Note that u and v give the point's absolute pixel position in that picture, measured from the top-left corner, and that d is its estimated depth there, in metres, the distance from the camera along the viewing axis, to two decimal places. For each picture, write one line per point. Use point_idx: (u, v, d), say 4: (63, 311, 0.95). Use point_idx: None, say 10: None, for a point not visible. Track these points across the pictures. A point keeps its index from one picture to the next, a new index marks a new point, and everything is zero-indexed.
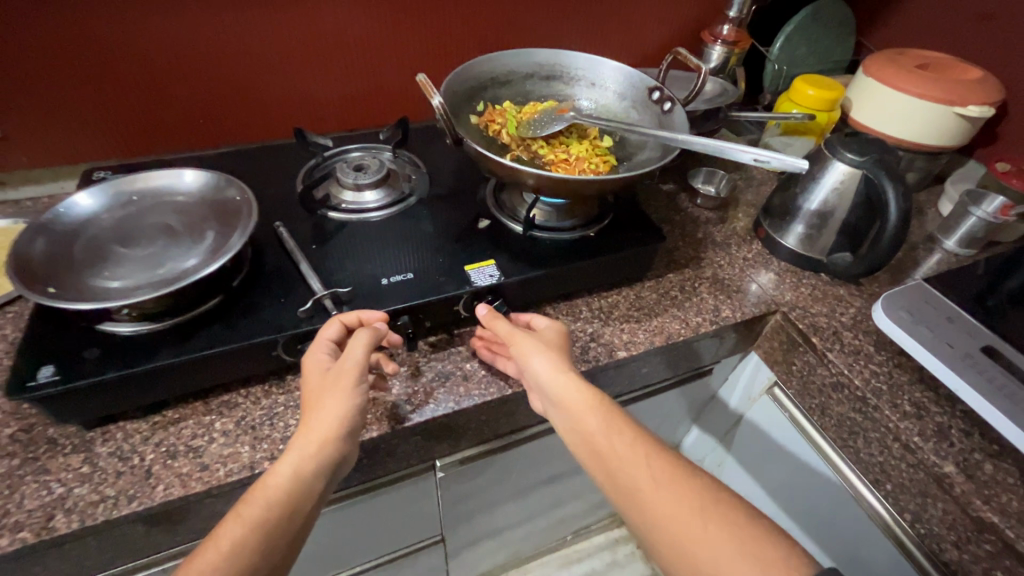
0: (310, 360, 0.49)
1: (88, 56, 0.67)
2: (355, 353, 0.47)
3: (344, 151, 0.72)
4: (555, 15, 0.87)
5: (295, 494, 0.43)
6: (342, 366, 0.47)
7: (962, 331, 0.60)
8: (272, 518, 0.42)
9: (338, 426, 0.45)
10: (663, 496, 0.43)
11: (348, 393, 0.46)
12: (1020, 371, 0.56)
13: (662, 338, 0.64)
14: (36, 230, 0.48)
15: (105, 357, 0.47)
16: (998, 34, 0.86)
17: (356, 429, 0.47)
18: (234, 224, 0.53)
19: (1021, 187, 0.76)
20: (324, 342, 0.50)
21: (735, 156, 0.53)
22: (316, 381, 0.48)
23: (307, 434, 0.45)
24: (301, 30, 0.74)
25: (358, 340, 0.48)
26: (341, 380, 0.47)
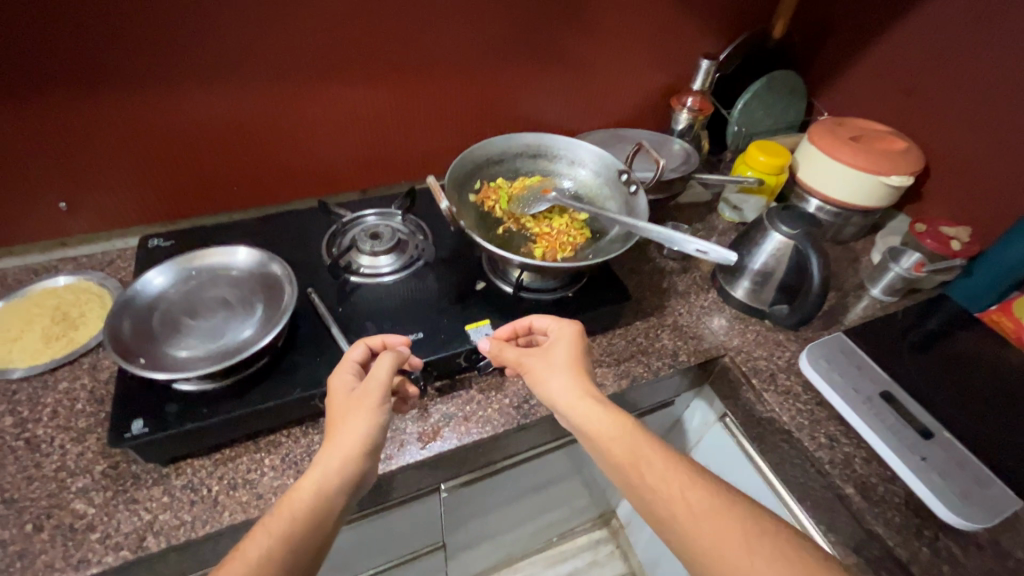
0: (339, 379, 0.60)
1: (141, 141, 0.78)
2: (380, 373, 0.58)
3: (361, 218, 0.85)
4: (541, 88, 1.00)
5: (316, 509, 0.49)
6: (368, 385, 0.57)
7: (866, 377, 0.77)
8: (303, 525, 0.48)
9: (364, 441, 0.54)
10: (678, 510, 0.48)
11: (374, 410, 0.56)
12: (907, 412, 0.73)
13: (627, 381, 0.78)
14: (120, 312, 0.60)
15: (181, 412, 0.59)
16: (920, 108, 1.00)
17: (378, 445, 0.55)
18: (278, 297, 0.67)
19: (933, 246, 0.92)
20: (350, 362, 0.62)
21: (683, 246, 0.67)
22: (343, 397, 0.58)
23: (337, 446, 0.53)
24: (322, 111, 0.86)
25: (383, 362, 0.59)
26: (368, 398, 0.56)
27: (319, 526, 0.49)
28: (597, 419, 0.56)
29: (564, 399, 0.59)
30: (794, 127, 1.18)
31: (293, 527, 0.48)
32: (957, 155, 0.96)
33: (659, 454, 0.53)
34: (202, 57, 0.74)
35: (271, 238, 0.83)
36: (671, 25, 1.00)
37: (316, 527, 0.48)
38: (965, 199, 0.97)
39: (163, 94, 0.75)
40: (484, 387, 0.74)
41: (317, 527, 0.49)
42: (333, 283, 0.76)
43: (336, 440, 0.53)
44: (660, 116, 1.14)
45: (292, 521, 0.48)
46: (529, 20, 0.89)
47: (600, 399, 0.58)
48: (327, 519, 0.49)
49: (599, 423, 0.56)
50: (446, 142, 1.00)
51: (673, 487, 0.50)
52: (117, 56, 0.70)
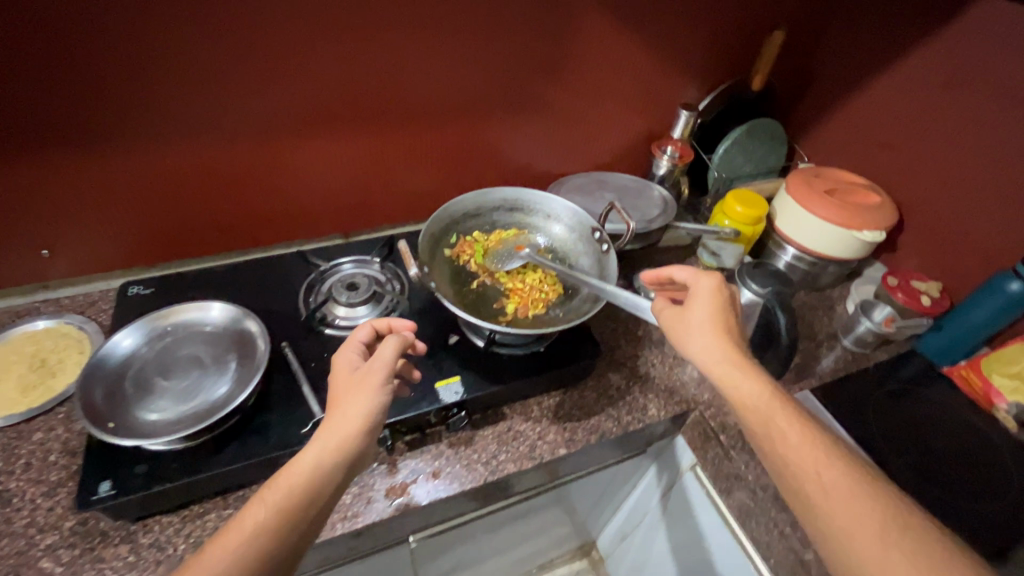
0: (344, 356, 0.62)
1: (124, 190, 0.80)
2: (386, 354, 0.60)
3: (337, 267, 0.87)
4: (522, 136, 1.02)
5: (310, 486, 0.52)
6: (372, 366, 0.59)
7: None
8: (300, 497, 0.52)
9: (365, 418, 0.56)
10: (837, 489, 0.49)
11: (377, 389, 0.58)
12: None
13: (596, 436, 0.79)
14: (91, 380, 0.61)
15: (149, 474, 0.60)
16: (895, 162, 1.01)
17: (378, 424, 0.58)
18: (251, 354, 0.68)
19: (903, 301, 0.92)
20: (357, 341, 0.64)
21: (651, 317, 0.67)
22: (347, 374, 0.60)
23: (340, 422, 0.55)
24: (305, 159, 0.88)
25: (389, 344, 0.61)
26: (371, 377, 0.59)
27: (313, 501, 0.52)
28: (747, 383, 0.55)
29: (703, 356, 0.58)
30: (774, 172, 1.20)
31: (291, 498, 0.51)
32: (928, 210, 0.98)
33: (795, 418, 0.53)
34: (186, 111, 0.76)
35: (251, 285, 0.84)
36: (650, 76, 1.02)
37: (308, 503, 0.52)
38: (935, 254, 0.99)
39: (146, 147, 0.77)
40: (454, 442, 0.75)
41: (310, 501, 0.52)
42: (308, 335, 0.77)
43: (339, 415, 0.56)
44: (641, 160, 1.16)
45: (289, 494, 0.52)
46: (509, 74, 0.91)
47: (737, 361, 0.57)
48: (321, 494, 0.53)
49: (744, 382, 0.56)
50: (428, 186, 1.02)
51: (820, 473, 0.50)
52: (101, 111, 0.71)
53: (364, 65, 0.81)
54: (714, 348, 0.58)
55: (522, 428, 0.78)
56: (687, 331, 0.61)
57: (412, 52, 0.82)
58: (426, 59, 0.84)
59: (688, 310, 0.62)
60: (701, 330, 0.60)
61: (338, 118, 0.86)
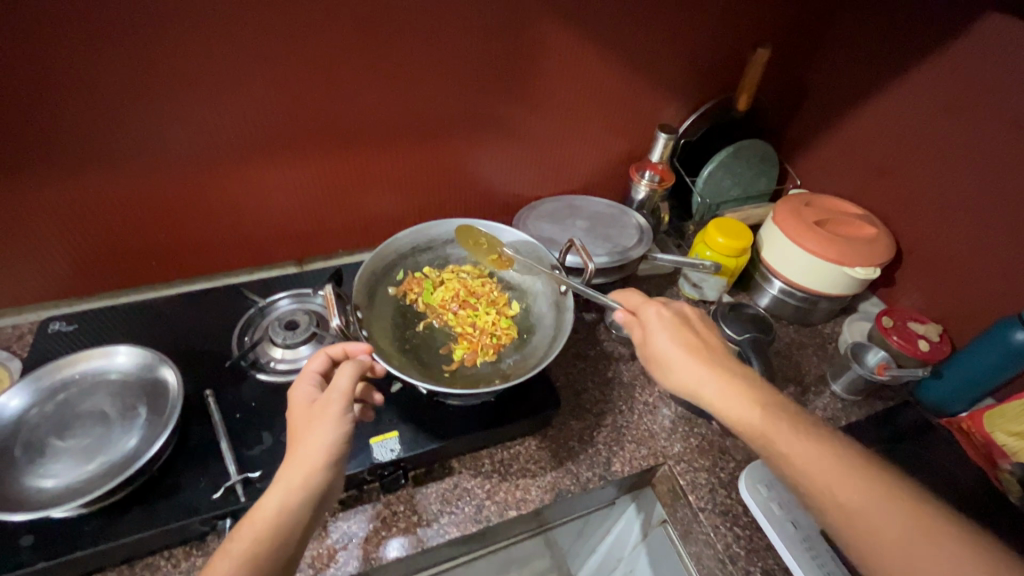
0: (299, 390, 0.58)
1: (47, 220, 0.74)
2: (342, 383, 0.56)
3: (275, 303, 0.81)
4: (489, 159, 0.95)
5: (279, 526, 0.50)
6: (328, 397, 0.55)
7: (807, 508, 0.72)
8: (269, 540, 0.50)
9: (327, 451, 0.53)
10: (834, 477, 0.51)
11: (335, 420, 0.54)
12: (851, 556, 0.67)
13: (551, 495, 0.72)
14: None
15: (37, 546, 0.55)
16: (893, 189, 0.93)
17: (343, 454, 0.54)
18: (162, 407, 0.62)
19: (898, 344, 0.84)
20: (311, 373, 0.60)
21: None
22: (304, 407, 0.57)
23: (300, 459, 0.53)
24: (248, 186, 0.82)
25: (344, 371, 0.57)
26: (329, 408, 0.55)
27: (285, 539, 0.50)
28: (726, 390, 0.59)
29: (691, 381, 0.62)
30: (765, 196, 1.12)
31: (261, 544, 0.50)
32: (926, 245, 0.90)
33: (791, 427, 0.55)
34: (111, 137, 0.70)
35: (186, 322, 0.79)
36: (628, 96, 0.95)
37: (279, 544, 0.50)
38: (934, 292, 0.91)
39: (69, 174, 0.71)
40: (392, 501, 0.69)
41: (284, 540, 0.50)
42: (238, 381, 0.71)
43: (299, 451, 0.53)
44: (620, 183, 1.09)
45: (256, 541, 0.50)
46: (470, 96, 0.85)
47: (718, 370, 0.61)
48: (293, 533, 0.51)
49: (732, 402, 0.59)
50: (387, 212, 0.96)
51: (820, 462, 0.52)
52: (13, 139, 0.66)
53: (308, 88, 0.75)
54: (696, 372, 0.62)
55: (469, 486, 0.72)
56: (666, 362, 0.64)
57: (360, 75, 0.76)
58: (377, 81, 0.78)
59: (657, 331, 0.66)
60: (681, 353, 0.63)
61: (283, 144, 0.80)
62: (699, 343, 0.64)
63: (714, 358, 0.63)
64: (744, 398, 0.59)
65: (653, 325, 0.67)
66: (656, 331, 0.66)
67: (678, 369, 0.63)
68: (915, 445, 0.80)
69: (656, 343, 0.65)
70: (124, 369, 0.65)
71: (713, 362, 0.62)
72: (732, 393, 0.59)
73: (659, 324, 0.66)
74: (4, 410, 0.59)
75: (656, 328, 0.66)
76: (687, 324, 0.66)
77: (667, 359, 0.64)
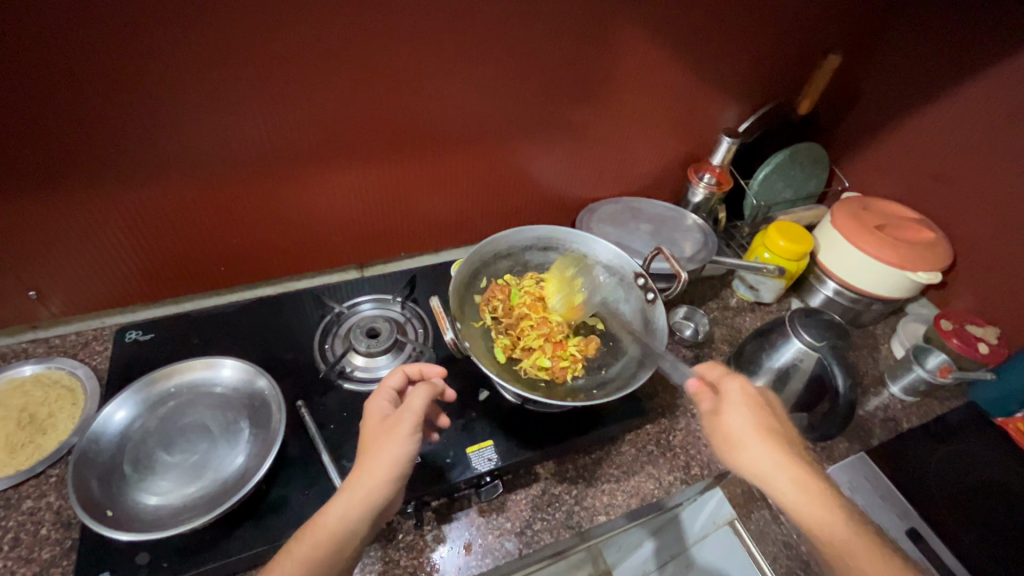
0: (375, 404, 0.58)
1: (121, 229, 0.73)
2: (415, 403, 0.55)
3: (356, 308, 0.83)
4: (552, 161, 0.94)
5: (339, 538, 0.49)
6: (400, 414, 0.55)
7: (891, 511, 0.75)
8: (328, 550, 0.49)
9: (391, 470, 0.52)
10: None
11: (404, 439, 0.53)
12: (936, 558, 0.71)
13: (637, 500, 0.73)
14: (88, 455, 0.57)
15: (152, 564, 0.55)
16: (949, 194, 0.94)
17: (406, 475, 0.53)
18: (265, 422, 0.64)
19: (959, 347, 0.86)
20: (388, 389, 0.60)
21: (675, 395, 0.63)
22: (376, 423, 0.56)
23: (365, 474, 0.51)
24: (318, 192, 0.81)
25: (418, 392, 0.56)
26: (399, 426, 0.54)
27: (341, 552, 0.49)
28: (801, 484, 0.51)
29: (764, 471, 0.53)
30: (813, 198, 1.14)
31: (319, 553, 0.48)
32: (983, 251, 0.92)
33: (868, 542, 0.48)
34: (189, 146, 0.68)
35: (265, 332, 0.79)
36: (690, 98, 0.94)
37: (335, 557, 0.49)
38: (988, 297, 0.93)
39: (143, 181, 0.69)
40: (486, 508, 0.69)
41: (340, 554, 0.49)
42: (326, 390, 0.71)
43: (364, 469, 0.52)
44: (673, 184, 1.09)
45: (315, 548, 0.49)
46: (542, 101, 0.83)
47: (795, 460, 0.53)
48: (348, 546, 0.49)
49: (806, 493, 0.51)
50: (449, 216, 0.94)
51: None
52: (93, 150, 0.63)
53: (385, 94, 0.72)
54: (772, 459, 0.53)
55: (556, 492, 0.72)
56: (740, 440, 0.55)
57: (438, 80, 0.74)
58: (453, 87, 0.75)
59: (734, 409, 0.57)
60: (756, 437, 0.55)
61: (354, 150, 0.77)
62: (775, 427, 0.56)
63: (789, 446, 0.55)
64: (818, 498, 0.51)
65: (731, 401, 0.58)
66: (736, 406, 0.57)
67: (750, 455, 0.54)
68: (969, 445, 0.84)
69: (733, 423, 0.56)
70: (224, 383, 0.67)
71: (789, 452, 0.54)
72: (809, 488, 0.51)
73: (738, 400, 0.58)
74: (110, 422, 0.61)
75: (735, 404, 0.57)
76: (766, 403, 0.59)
77: (740, 442, 0.55)
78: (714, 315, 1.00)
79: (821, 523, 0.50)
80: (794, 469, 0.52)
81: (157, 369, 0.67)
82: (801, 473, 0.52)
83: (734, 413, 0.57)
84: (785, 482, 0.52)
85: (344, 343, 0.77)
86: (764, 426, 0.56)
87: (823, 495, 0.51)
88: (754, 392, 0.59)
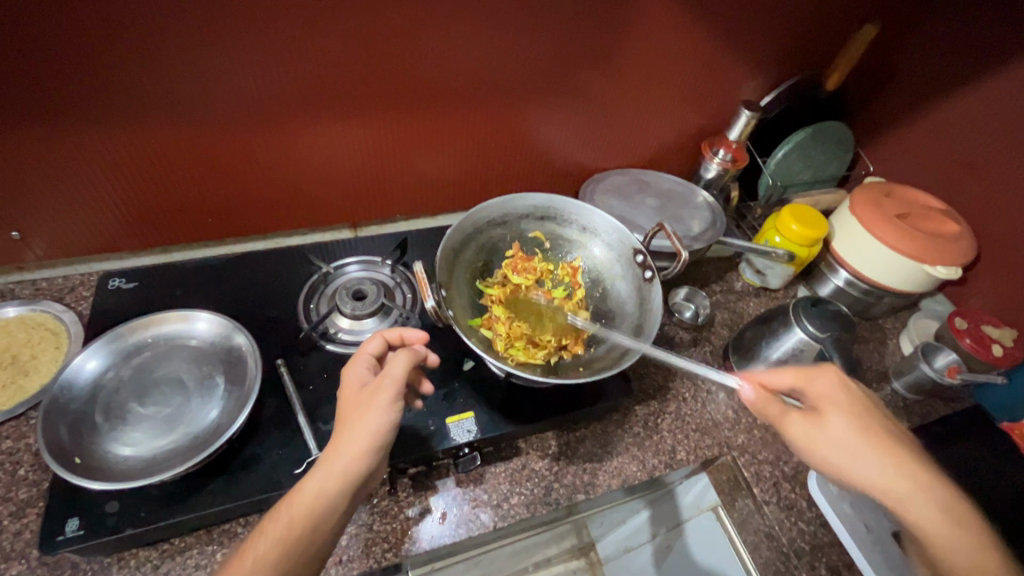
0: (353, 371, 0.56)
1: (103, 175, 0.70)
2: (395, 370, 0.54)
3: (343, 269, 0.81)
4: (558, 127, 0.89)
5: (317, 512, 0.48)
6: (380, 381, 0.53)
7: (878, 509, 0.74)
8: (305, 525, 0.48)
9: (372, 439, 0.50)
10: None
11: (385, 408, 0.52)
12: None
13: (618, 481, 0.71)
14: (53, 407, 0.57)
15: (122, 513, 0.55)
16: (979, 185, 0.88)
17: (387, 444, 0.52)
18: (239, 379, 0.64)
19: (972, 347, 0.82)
20: (366, 355, 0.58)
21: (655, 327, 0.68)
22: (355, 391, 0.55)
23: (344, 446, 0.50)
24: (309, 147, 0.77)
25: (398, 359, 0.55)
26: (380, 394, 0.52)
27: (319, 527, 0.48)
28: (892, 473, 0.50)
29: (889, 484, 0.50)
30: (833, 182, 1.08)
31: (296, 529, 0.48)
32: (1008, 248, 0.86)
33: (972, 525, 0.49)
34: (169, 92, 0.64)
35: (251, 286, 0.77)
36: (711, 67, 0.88)
37: (312, 534, 0.48)
38: (1007, 296, 0.89)
39: (122, 125, 0.66)
40: (463, 479, 0.68)
41: (318, 528, 0.48)
42: (308, 351, 0.70)
43: (344, 440, 0.51)
44: (685, 158, 1.04)
45: (291, 525, 0.48)
46: (550, 60, 0.77)
47: (904, 460, 0.51)
48: (327, 521, 0.49)
49: (900, 479, 0.50)
50: (447, 179, 0.91)
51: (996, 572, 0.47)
52: (72, 89, 0.60)
53: (381, 44, 0.68)
54: (900, 481, 0.50)
55: (537, 467, 0.71)
56: (817, 438, 0.53)
57: (437, 30, 0.68)
58: (454, 41, 0.70)
59: (822, 397, 0.55)
60: (862, 445, 0.51)
61: (347, 106, 0.73)
62: (876, 426, 0.53)
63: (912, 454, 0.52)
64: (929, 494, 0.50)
65: (832, 404, 0.54)
66: (841, 411, 0.53)
67: (867, 465, 0.51)
68: (968, 445, 0.81)
69: (837, 430, 0.53)
70: (200, 337, 0.67)
71: (918, 467, 0.51)
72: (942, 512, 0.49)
73: (831, 399, 0.55)
74: (81, 372, 0.61)
75: (836, 404, 0.54)
76: (867, 400, 0.56)
77: (822, 440, 0.52)
78: (718, 298, 0.96)
79: (914, 516, 0.49)
80: (913, 480, 0.50)
81: (131, 321, 0.67)
82: (912, 479, 0.51)
83: (835, 419, 0.53)
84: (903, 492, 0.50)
85: (329, 302, 0.76)
86: (866, 421, 0.53)
87: (928, 485, 0.51)
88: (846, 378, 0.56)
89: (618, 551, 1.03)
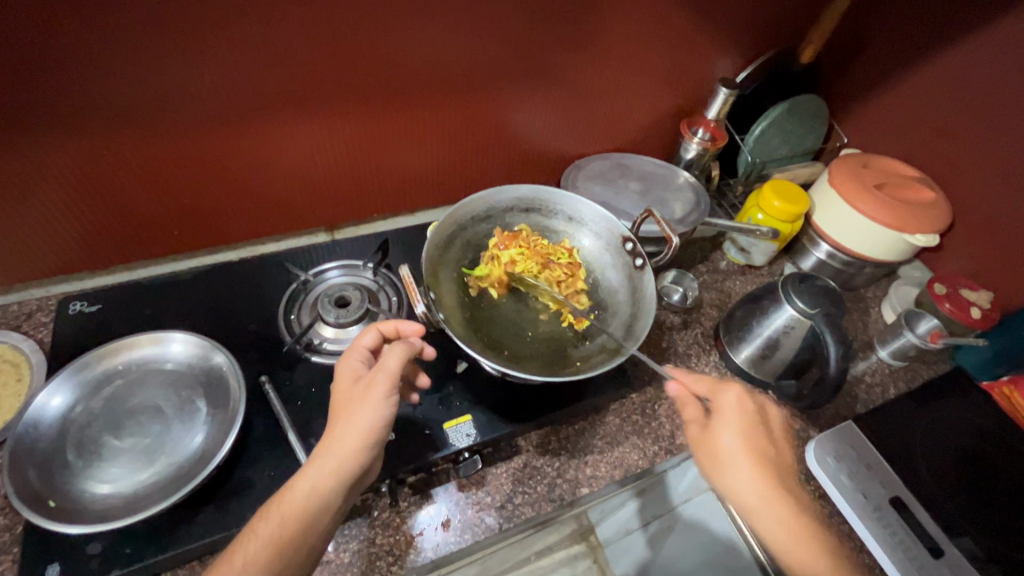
0: (347, 365, 0.54)
1: (54, 193, 0.65)
2: (389, 364, 0.51)
3: (323, 275, 0.78)
4: (536, 115, 0.87)
5: (312, 509, 0.47)
6: (374, 375, 0.50)
7: (877, 479, 0.74)
8: (298, 524, 0.46)
9: (367, 434, 0.49)
10: None
11: (380, 403, 0.49)
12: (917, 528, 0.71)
13: (620, 471, 0.71)
14: (17, 449, 0.53)
15: (107, 553, 0.52)
16: (951, 151, 0.90)
17: (382, 439, 0.50)
18: (222, 401, 0.60)
19: (951, 312, 0.83)
20: (360, 348, 0.55)
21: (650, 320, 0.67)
22: (348, 385, 0.52)
23: (336, 441, 0.48)
24: (279, 149, 0.73)
25: (393, 351, 0.52)
26: (374, 388, 0.50)
27: (313, 524, 0.47)
28: (756, 488, 0.50)
29: (747, 498, 0.50)
30: (809, 156, 1.09)
31: (290, 528, 0.46)
32: (982, 212, 0.88)
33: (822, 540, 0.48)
34: (120, 99, 0.59)
35: (226, 300, 0.74)
36: (686, 46, 0.86)
37: (306, 532, 0.46)
38: (982, 259, 0.91)
39: (71, 138, 0.60)
40: (465, 483, 0.67)
41: (312, 525, 0.47)
42: (293, 364, 0.67)
43: (337, 434, 0.49)
44: (664, 139, 1.03)
45: (284, 525, 0.46)
46: (525, 46, 0.75)
47: (779, 479, 0.51)
48: (321, 517, 0.47)
49: (781, 501, 0.49)
50: (425, 174, 0.88)
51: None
52: (10, 101, 0.55)
53: (348, 38, 0.64)
54: (757, 491, 0.50)
55: (538, 464, 0.70)
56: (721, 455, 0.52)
57: (406, 20, 0.65)
58: (425, 31, 0.67)
59: (728, 413, 0.55)
60: (743, 460, 0.51)
61: (316, 104, 0.70)
62: (767, 444, 0.53)
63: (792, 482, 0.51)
64: (794, 515, 0.48)
65: (728, 416, 0.54)
66: (729, 424, 0.54)
67: (738, 477, 0.51)
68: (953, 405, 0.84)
69: (725, 441, 0.53)
70: (176, 360, 0.63)
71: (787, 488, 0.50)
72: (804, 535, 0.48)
73: (732, 412, 0.55)
74: (46, 409, 0.56)
75: (729, 417, 0.54)
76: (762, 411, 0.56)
77: (725, 460, 0.52)
78: (704, 279, 0.96)
79: (792, 549, 0.47)
80: (781, 497, 0.49)
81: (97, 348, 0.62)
82: (783, 496, 0.50)
83: (726, 429, 0.54)
84: (766, 505, 0.49)
85: (311, 312, 0.73)
86: (754, 440, 0.53)
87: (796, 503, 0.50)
88: (750, 398, 0.56)
89: (618, 534, 0.98)
